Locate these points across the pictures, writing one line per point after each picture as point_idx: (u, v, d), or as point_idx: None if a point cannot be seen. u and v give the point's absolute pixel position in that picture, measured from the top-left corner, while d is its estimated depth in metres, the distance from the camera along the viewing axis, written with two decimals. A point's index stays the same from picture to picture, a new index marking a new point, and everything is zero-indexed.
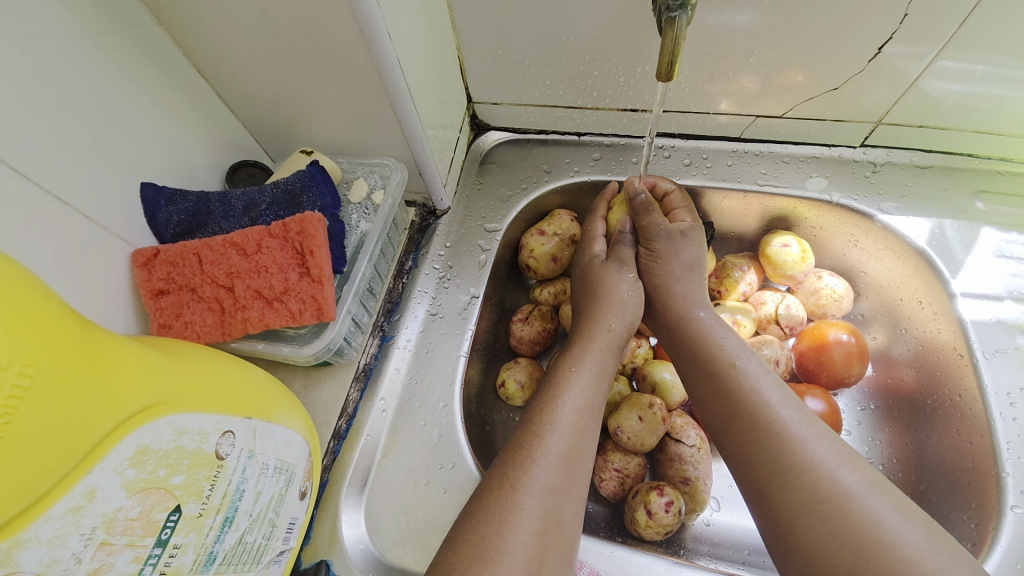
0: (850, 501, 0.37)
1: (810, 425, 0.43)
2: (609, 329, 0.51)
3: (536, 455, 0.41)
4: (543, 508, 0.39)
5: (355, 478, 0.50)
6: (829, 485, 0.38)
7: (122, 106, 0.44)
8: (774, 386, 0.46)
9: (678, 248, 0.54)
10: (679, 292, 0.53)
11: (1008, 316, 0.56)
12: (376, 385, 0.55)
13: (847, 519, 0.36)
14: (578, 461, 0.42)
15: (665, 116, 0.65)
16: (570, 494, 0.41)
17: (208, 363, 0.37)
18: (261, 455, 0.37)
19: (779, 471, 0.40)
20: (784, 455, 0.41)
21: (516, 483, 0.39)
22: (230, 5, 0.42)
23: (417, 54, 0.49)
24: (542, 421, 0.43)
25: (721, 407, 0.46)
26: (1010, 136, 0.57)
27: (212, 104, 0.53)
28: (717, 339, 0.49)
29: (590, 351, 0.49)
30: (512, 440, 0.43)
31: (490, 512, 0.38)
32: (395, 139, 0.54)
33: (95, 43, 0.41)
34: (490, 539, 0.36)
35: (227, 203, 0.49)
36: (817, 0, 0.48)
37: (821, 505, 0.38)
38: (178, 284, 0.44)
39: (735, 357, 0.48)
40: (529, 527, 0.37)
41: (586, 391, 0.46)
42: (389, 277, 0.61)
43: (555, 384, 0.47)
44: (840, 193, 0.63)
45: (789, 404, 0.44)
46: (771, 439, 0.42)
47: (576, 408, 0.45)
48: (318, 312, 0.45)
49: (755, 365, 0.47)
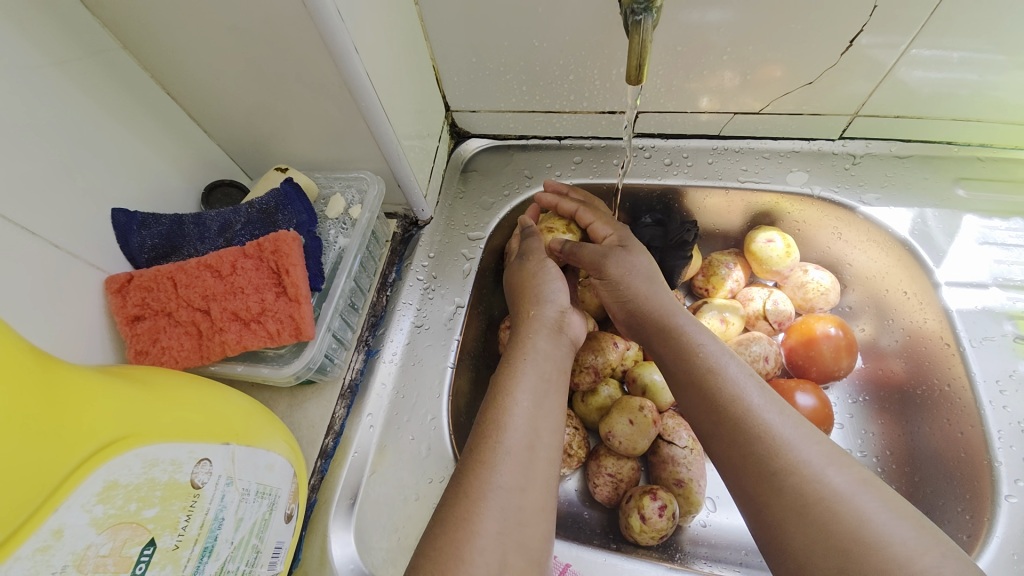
0: (836, 503, 0.37)
1: (794, 426, 0.42)
2: (538, 314, 0.52)
3: (489, 456, 0.40)
4: (501, 509, 0.38)
5: (343, 497, 0.50)
6: (813, 488, 0.38)
7: (90, 131, 0.44)
8: (756, 390, 0.45)
9: (630, 266, 0.54)
10: (657, 304, 0.53)
11: (994, 304, 0.56)
12: (363, 401, 0.54)
13: (832, 522, 0.36)
14: (536, 457, 0.42)
15: (643, 117, 0.65)
16: (529, 491, 0.40)
17: (181, 391, 0.37)
18: (241, 480, 0.36)
19: (764, 476, 0.40)
20: (767, 459, 0.40)
21: (472, 488, 0.39)
22: (197, 24, 0.42)
23: (389, 66, 0.49)
24: (491, 420, 0.43)
25: (703, 410, 0.45)
26: (987, 122, 0.57)
27: (184, 124, 0.52)
28: (698, 345, 0.48)
29: (534, 344, 0.49)
30: (467, 442, 0.43)
31: (449, 523, 0.37)
32: (371, 153, 0.54)
33: (60, 70, 0.41)
34: (449, 551, 0.36)
35: (202, 224, 0.49)
36: None
37: (807, 509, 0.37)
38: (153, 309, 0.44)
39: (715, 364, 0.47)
40: (489, 532, 0.37)
41: (536, 385, 0.46)
42: (372, 291, 0.60)
43: (503, 381, 0.46)
44: (821, 186, 0.63)
45: (771, 408, 0.43)
46: (753, 441, 0.41)
47: (526, 401, 0.44)
48: (296, 332, 0.45)
49: (736, 367, 0.46)
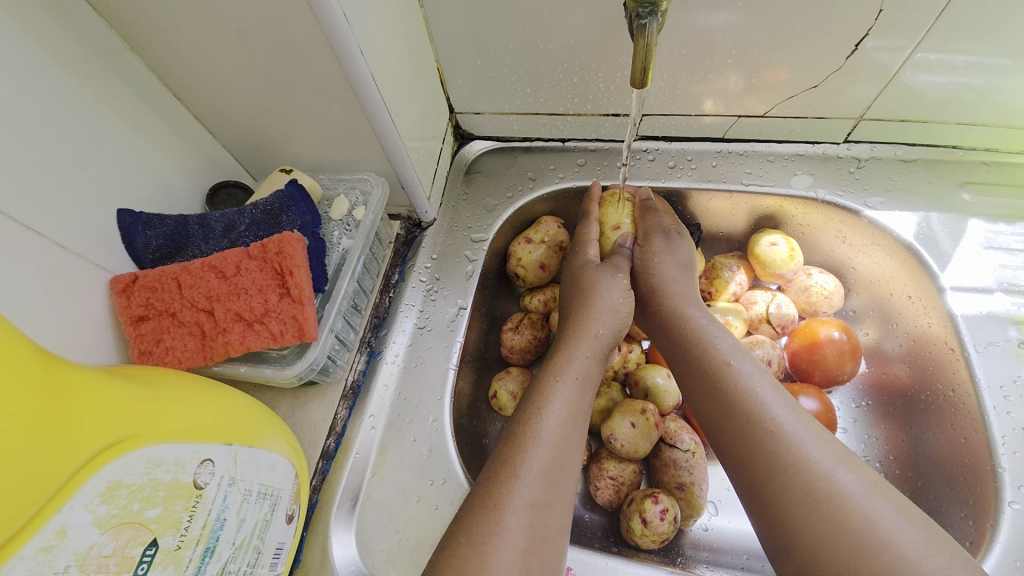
0: (844, 502, 0.37)
1: (802, 424, 0.42)
2: (597, 334, 0.51)
3: (520, 471, 0.40)
4: (526, 525, 0.38)
5: (345, 498, 0.50)
6: (823, 485, 0.38)
7: (96, 132, 0.44)
8: (768, 386, 0.45)
9: (674, 246, 0.56)
10: (672, 295, 0.54)
11: (999, 308, 0.55)
12: (365, 402, 0.54)
13: (843, 519, 0.36)
14: (563, 474, 0.42)
15: (647, 120, 0.65)
16: (554, 508, 0.40)
17: (184, 391, 0.37)
18: (243, 481, 0.36)
19: (774, 471, 0.40)
20: (778, 454, 0.40)
21: (501, 501, 0.39)
22: (203, 26, 0.42)
23: (393, 68, 0.49)
24: (527, 435, 0.43)
25: (715, 407, 0.45)
26: (993, 126, 0.57)
27: (190, 124, 0.53)
28: (712, 339, 0.49)
29: (576, 359, 0.49)
30: (494, 455, 0.43)
31: (474, 535, 0.37)
32: (375, 154, 0.54)
33: (66, 72, 0.41)
34: (475, 564, 0.36)
35: (206, 225, 0.49)
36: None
37: (816, 505, 0.37)
38: (157, 309, 0.44)
39: (729, 357, 0.47)
40: (515, 548, 0.37)
41: (571, 401, 0.46)
42: (375, 292, 0.60)
43: (537, 396, 0.46)
44: (825, 190, 0.63)
45: (782, 404, 0.43)
46: (763, 436, 0.41)
47: (560, 418, 0.44)
48: (300, 333, 0.45)
49: (749, 365, 0.46)
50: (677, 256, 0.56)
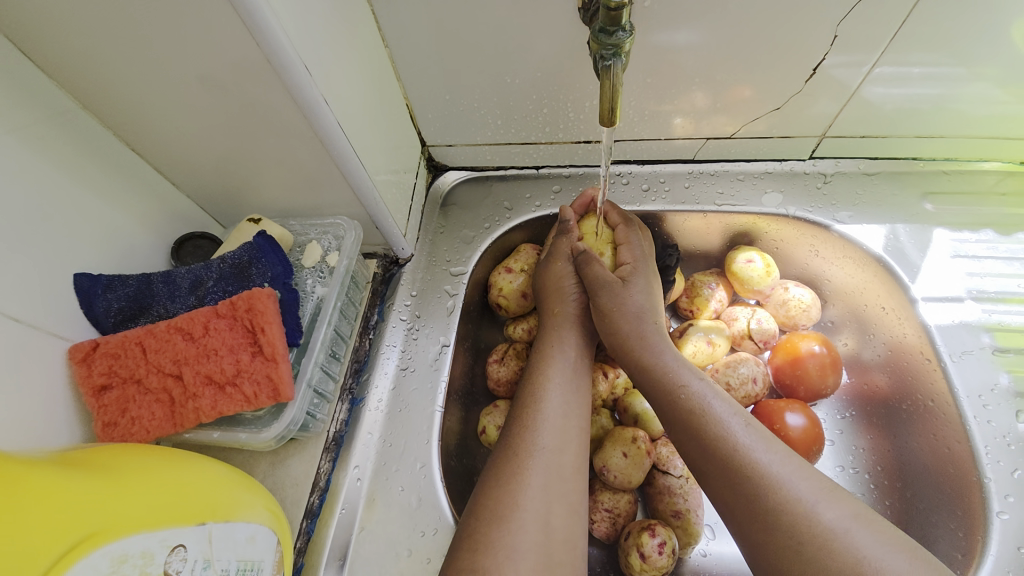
0: (830, 539, 0.37)
1: (782, 462, 0.41)
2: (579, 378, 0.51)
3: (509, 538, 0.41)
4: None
5: (332, 558, 0.48)
6: (807, 524, 0.38)
7: (49, 197, 0.42)
8: (742, 425, 0.44)
9: (637, 290, 0.54)
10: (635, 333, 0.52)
11: (971, 318, 0.57)
12: (349, 452, 0.52)
13: (829, 560, 0.36)
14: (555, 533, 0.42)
15: (618, 145, 0.65)
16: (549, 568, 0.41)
17: (143, 471, 0.35)
18: (218, 562, 0.35)
19: (754, 516, 0.40)
20: (761, 497, 0.40)
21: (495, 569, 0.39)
22: (157, 79, 0.41)
23: (360, 110, 0.49)
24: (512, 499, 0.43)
25: (696, 454, 0.45)
26: (949, 138, 0.59)
27: (150, 177, 0.51)
28: (681, 382, 0.48)
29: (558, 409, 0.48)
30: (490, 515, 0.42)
31: None
32: (347, 197, 0.53)
33: (13, 137, 0.39)
34: None
35: (172, 282, 0.47)
36: (755, 18, 0.49)
37: (800, 548, 0.37)
38: (121, 377, 0.42)
39: (701, 402, 0.46)
40: None
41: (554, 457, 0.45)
42: (354, 335, 0.59)
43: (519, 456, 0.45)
44: (795, 206, 0.64)
45: (760, 445, 0.42)
46: (744, 484, 0.41)
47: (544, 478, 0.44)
48: (275, 392, 0.44)
49: (721, 406, 0.45)
50: (646, 295, 0.54)
